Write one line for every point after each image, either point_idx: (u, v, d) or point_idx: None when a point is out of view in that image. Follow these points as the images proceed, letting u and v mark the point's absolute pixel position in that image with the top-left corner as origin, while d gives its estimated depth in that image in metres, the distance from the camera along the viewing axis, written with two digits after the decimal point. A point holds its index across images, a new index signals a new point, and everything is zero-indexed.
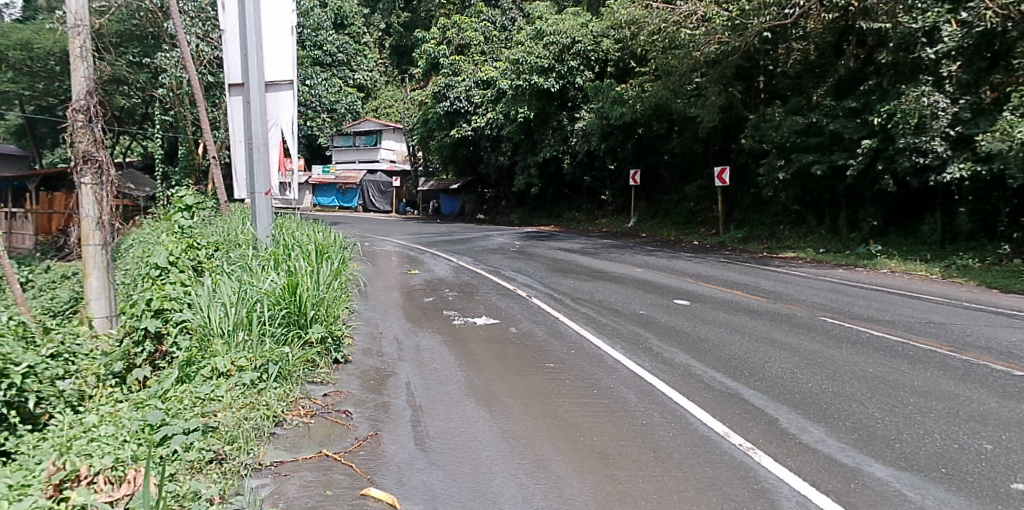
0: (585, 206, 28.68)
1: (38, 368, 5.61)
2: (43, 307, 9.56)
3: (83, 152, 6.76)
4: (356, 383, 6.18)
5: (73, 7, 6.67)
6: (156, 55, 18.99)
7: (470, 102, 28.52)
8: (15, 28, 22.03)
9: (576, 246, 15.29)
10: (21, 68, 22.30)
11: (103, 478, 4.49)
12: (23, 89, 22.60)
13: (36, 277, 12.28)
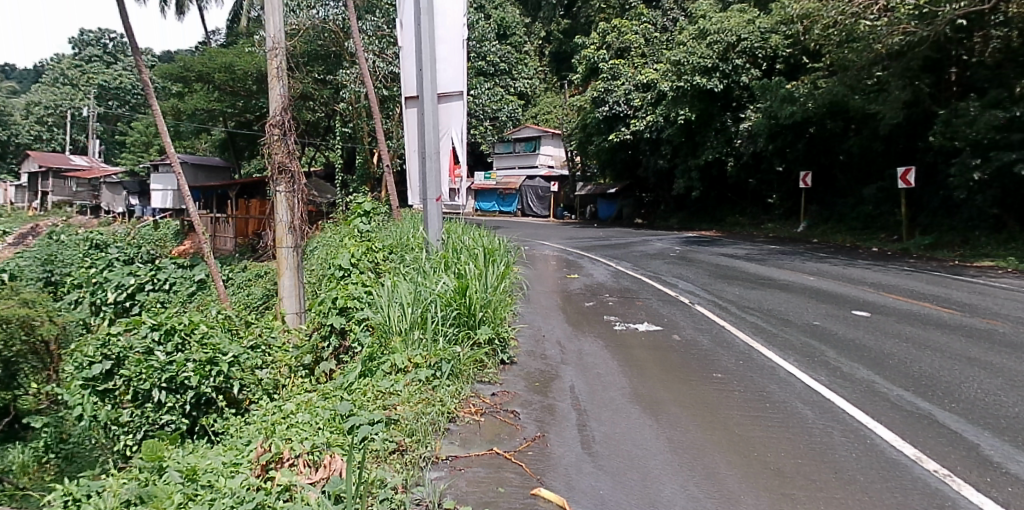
0: (749, 210, 27.48)
1: (242, 357, 6.44)
2: (243, 304, 10.65)
3: (279, 163, 7.45)
4: (521, 384, 6.28)
5: (271, 31, 7.37)
6: (339, 72, 20.71)
7: (629, 106, 28.07)
8: (221, 53, 24.39)
9: (741, 252, 14.70)
10: (224, 89, 24.87)
11: (302, 461, 5.05)
12: (227, 107, 25.11)
13: (235, 275, 13.66)
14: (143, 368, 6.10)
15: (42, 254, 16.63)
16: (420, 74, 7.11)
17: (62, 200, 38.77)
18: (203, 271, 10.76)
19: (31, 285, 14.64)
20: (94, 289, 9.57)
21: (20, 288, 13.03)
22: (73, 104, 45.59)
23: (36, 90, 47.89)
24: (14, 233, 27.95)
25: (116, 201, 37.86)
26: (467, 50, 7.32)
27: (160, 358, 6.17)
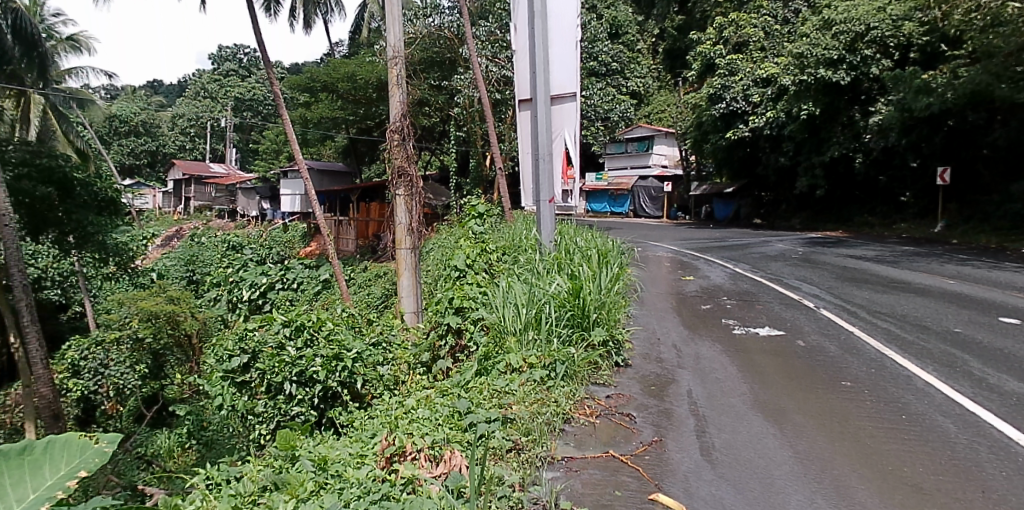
0: (879, 209, 25.73)
1: (365, 354, 6.73)
2: (364, 303, 11.14)
3: (398, 168, 7.74)
4: (637, 387, 6.20)
5: (391, 41, 7.74)
6: (454, 77, 21.21)
7: (747, 101, 26.78)
8: (343, 63, 25.10)
9: (872, 254, 13.79)
10: (347, 98, 25.70)
11: (424, 455, 5.24)
12: (349, 114, 25.95)
13: (357, 276, 14.33)
14: (276, 362, 6.50)
15: (186, 255, 18.25)
16: (533, 77, 7.17)
17: (202, 205, 41.30)
18: (327, 271, 11.34)
19: (177, 284, 16.10)
20: (231, 287, 10.35)
21: (170, 287, 14.17)
22: (211, 115, 48.20)
23: (183, 104, 51.03)
24: (160, 235, 30.46)
25: (249, 206, 37.79)
26: (581, 50, 7.26)
27: (291, 352, 6.57)
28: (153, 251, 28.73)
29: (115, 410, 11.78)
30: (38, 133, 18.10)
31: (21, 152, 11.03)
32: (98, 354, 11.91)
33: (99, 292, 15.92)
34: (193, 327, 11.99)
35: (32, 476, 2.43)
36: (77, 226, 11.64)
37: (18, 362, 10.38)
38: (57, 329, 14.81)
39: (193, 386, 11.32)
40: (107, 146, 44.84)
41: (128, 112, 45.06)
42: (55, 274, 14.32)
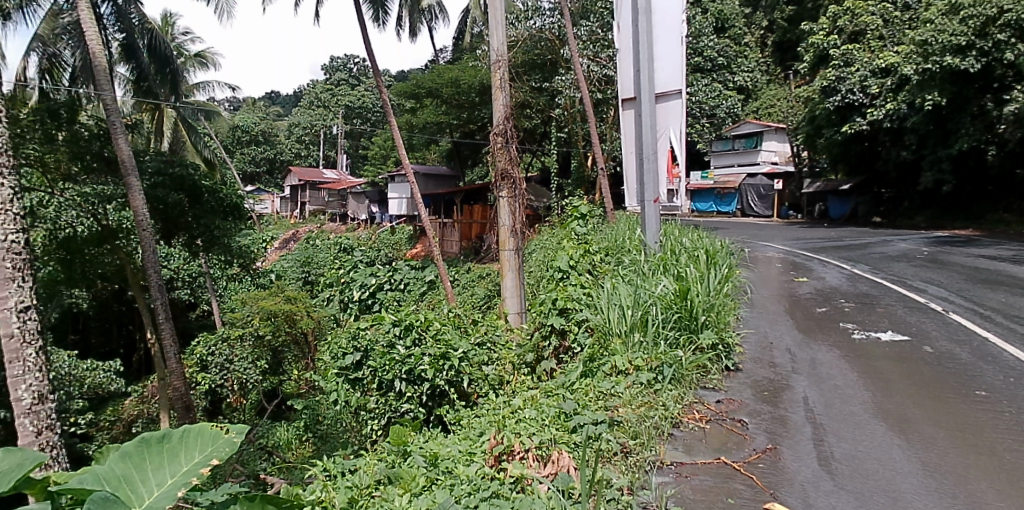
0: (1017, 206, 23.71)
1: (470, 353, 6.86)
2: (469, 303, 11.31)
3: (501, 171, 7.82)
4: (749, 392, 5.97)
5: (495, 44, 7.87)
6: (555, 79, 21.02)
7: (866, 93, 24.82)
8: (447, 69, 25.29)
9: (1012, 254, 12.62)
10: (452, 102, 25.29)
11: (532, 455, 5.30)
12: (453, 118, 25.72)
13: (462, 277, 14.62)
14: (388, 360, 6.75)
15: (301, 257, 19.20)
16: (637, 75, 7.09)
17: (316, 210, 42.64)
18: (431, 272, 11.73)
19: (293, 284, 17.15)
20: (343, 288, 10.91)
21: (287, 288, 14.88)
22: (326, 122, 48.28)
23: (298, 113, 51.95)
24: (279, 239, 31.97)
25: (360, 209, 38.17)
26: (685, 46, 7.14)
27: (401, 351, 6.81)
28: (272, 252, 30.47)
29: (239, 403, 12.85)
30: (172, 145, 19.29)
31: (156, 162, 11.46)
32: (223, 350, 12.71)
33: (225, 292, 16.91)
34: (307, 325, 13.05)
35: (172, 461, 3.14)
36: (204, 230, 12.18)
37: (155, 356, 11.26)
38: (188, 326, 15.89)
39: (309, 381, 12.19)
40: (231, 154, 47.67)
41: (249, 121, 47.41)
42: (186, 275, 15.37)
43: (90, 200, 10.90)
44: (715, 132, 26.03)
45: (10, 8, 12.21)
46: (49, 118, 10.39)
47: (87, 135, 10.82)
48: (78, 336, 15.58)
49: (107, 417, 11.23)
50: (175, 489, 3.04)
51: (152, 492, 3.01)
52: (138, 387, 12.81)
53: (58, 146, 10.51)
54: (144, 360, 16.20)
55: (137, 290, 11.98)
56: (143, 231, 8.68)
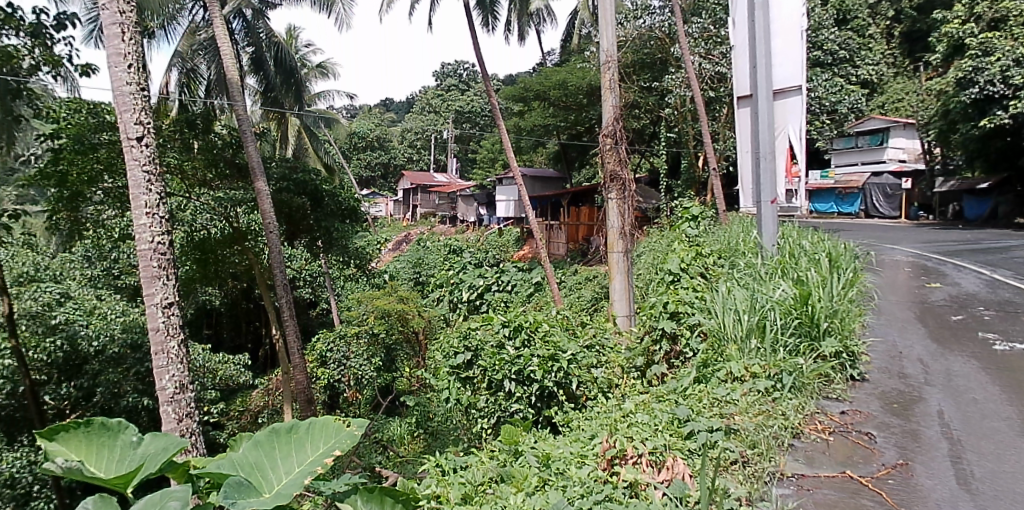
0: None
1: (579, 356, 6.87)
2: (576, 305, 11.34)
3: (611, 172, 7.78)
4: (877, 404, 5.63)
5: (604, 45, 7.88)
6: (664, 78, 20.18)
7: (1007, 84, 21.64)
8: (554, 71, 23.42)
9: None
10: (558, 104, 23.41)
11: (646, 460, 5.25)
12: (560, 121, 23.62)
13: (568, 279, 14.75)
14: (497, 360, 6.86)
15: (413, 258, 19.91)
16: (753, 73, 7.03)
17: (427, 213, 41.39)
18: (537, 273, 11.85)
19: (406, 284, 17.77)
20: (452, 290, 11.31)
21: (400, 288, 15.36)
22: (437, 127, 47.77)
23: (410, 118, 51.65)
24: (392, 241, 32.68)
25: (469, 212, 37.45)
26: (806, 41, 6.98)
27: (510, 351, 6.91)
28: (385, 254, 31.43)
29: (355, 397, 13.14)
30: (295, 152, 20.04)
31: (282, 168, 11.68)
32: (341, 346, 13.18)
33: (343, 291, 17.63)
34: (418, 324, 13.28)
35: (296, 449, 4.77)
36: (324, 233, 12.25)
37: (279, 351, 11.87)
38: (309, 323, 16.71)
39: (419, 378, 12.48)
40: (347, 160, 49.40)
41: (366, 128, 47.64)
42: (306, 275, 16.20)
43: (222, 204, 11.19)
44: (836, 129, 24.45)
45: (155, 27, 13.11)
46: (188, 128, 10.69)
47: (220, 143, 11.13)
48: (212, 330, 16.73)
49: (236, 407, 12.03)
50: (298, 469, 4.66)
51: (282, 469, 4.66)
52: (264, 379, 13.56)
53: (194, 154, 10.87)
54: (269, 355, 17.24)
55: (263, 289, 12.24)
56: (271, 233, 9.21)
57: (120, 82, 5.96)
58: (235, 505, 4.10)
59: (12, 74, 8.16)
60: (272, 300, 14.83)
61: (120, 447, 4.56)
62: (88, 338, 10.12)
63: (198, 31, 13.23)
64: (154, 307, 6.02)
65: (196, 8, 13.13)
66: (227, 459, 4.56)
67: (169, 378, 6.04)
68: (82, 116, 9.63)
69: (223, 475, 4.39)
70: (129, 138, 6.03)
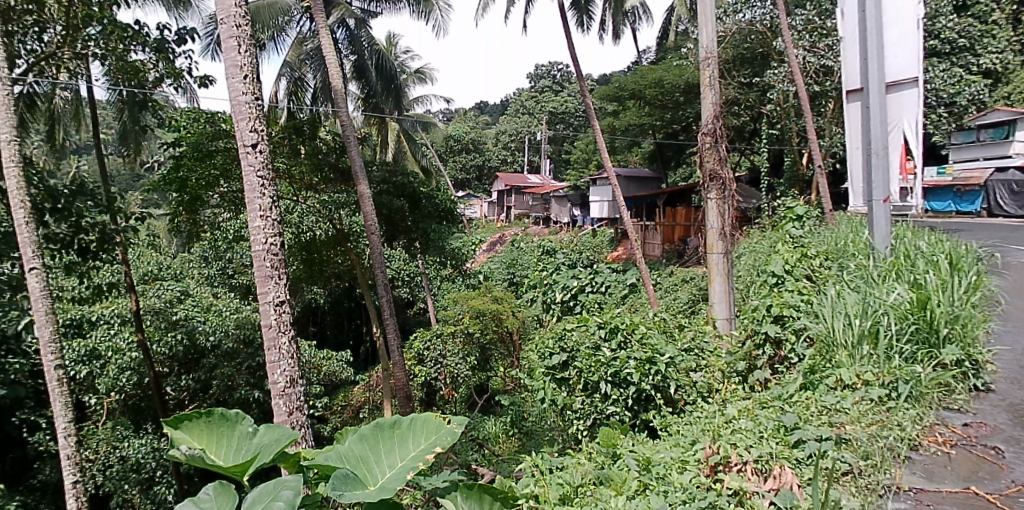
0: None
1: (677, 359, 6.82)
2: (672, 307, 11.30)
3: (712, 173, 7.77)
4: (1005, 416, 5.26)
5: (705, 44, 7.97)
6: (765, 73, 19.09)
7: None
8: (650, 69, 21.31)
9: None
10: (653, 103, 21.24)
11: (751, 467, 5.12)
12: (655, 121, 21.54)
13: (664, 280, 14.58)
14: (593, 362, 6.86)
15: (508, 259, 20.31)
16: (863, 66, 6.87)
17: (521, 214, 38.94)
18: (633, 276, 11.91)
19: (500, 284, 18.05)
20: (546, 289, 11.24)
21: (494, 288, 15.59)
22: (531, 129, 46.06)
23: (505, 121, 50.47)
24: (486, 242, 32.71)
25: (563, 213, 34.57)
26: (922, 30, 6.81)
27: (606, 353, 6.87)
28: (481, 255, 31.51)
29: (451, 395, 13.15)
30: (394, 156, 20.48)
31: (382, 171, 11.96)
32: (438, 345, 13.26)
33: (441, 290, 17.97)
34: (513, 324, 13.82)
35: (399, 447, 4.89)
36: (421, 233, 12.40)
37: (380, 348, 12.20)
38: (407, 321, 17.20)
39: (514, 379, 13.01)
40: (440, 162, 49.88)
41: (461, 130, 45.85)
42: (405, 275, 16.87)
43: (329, 207, 11.69)
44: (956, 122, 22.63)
45: (265, 39, 13.77)
46: (295, 134, 11.11)
47: (324, 148, 11.56)
48: (317, 327, 17.55)
49: (339, 402, 12.49)
50: (400, 464, 4.78)
51: (386, 464, 4.79)
52: (365, 375, 13.97)
53: (301, 159, 11.35)
54: (369, 352, 17.77)
55: (365, 288, 12.61)
56: (373, 234, 9.51)
57: (237, 92, 6.33)
58: (343, 496, 4.27)
59: (139, 87, 8.78)
60: (372, 299, 15.29)
61: (237, 437, 4.82)
62: (205, 333, 10.81)
63: (305, 41, 13.83)
64: (267, 306, 6.35)
65: (303, 19, 13.81)
66: (334, 451, 4.72)
67: (281, 373, 6.32)
68: (201, 125, 10.01)
69: (330, 467, 4.56)
70: (244, 145, 6.36)
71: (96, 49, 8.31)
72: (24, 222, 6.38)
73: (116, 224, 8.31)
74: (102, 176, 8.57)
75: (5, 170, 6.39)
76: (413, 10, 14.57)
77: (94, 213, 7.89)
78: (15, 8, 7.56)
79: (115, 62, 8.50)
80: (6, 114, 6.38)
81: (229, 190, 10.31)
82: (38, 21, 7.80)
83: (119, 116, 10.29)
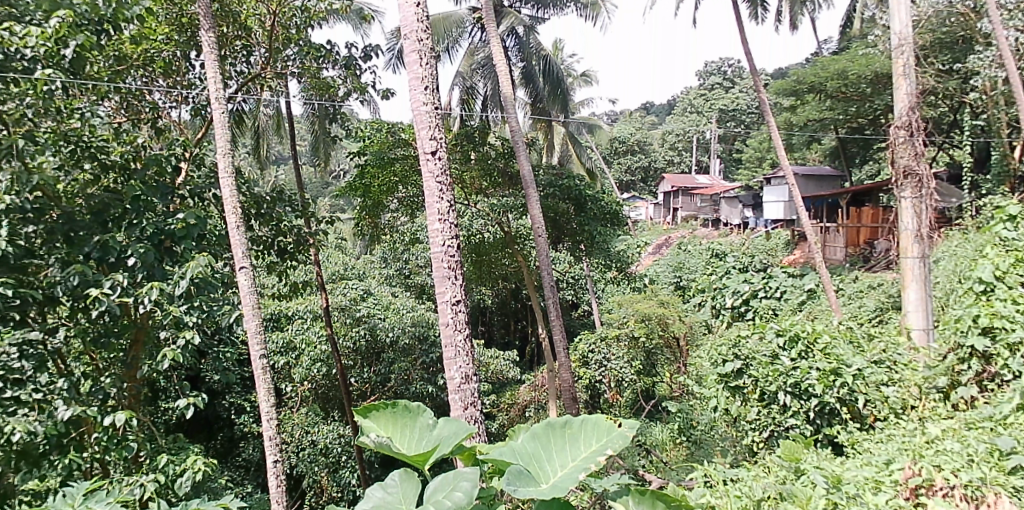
0: None
1: (866, 371, 6.53)
2: (859, 315, 11.04)
3: (906, 170, 8.42)
4: None
5: (896, 41, 8.73)
6: (970, 58, 17.16)
7: None
8: (833, 59, 19.42)
9: None
10: (837, 96, 19.44)
11: (960, 493, 4.76)
12: (839, 115, 19.74)
13: (847, 286, 13.68)
14: (771, 370, 6.66)
15: (674, 262, 19.80)
16: None
17: (687, 217, 36.24)
18: (811, 282, 13.49)
19: (666, 288, 17.82)
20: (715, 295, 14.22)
21: (660, 293, 15.37)
22: (698, 128, 43.98)
23: (671, 121, 48.72)
24: (651, 245, 31.83)
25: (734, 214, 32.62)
26: None
27: (786, 362, 6.67)
28: (646, 257, 30.81)
29: (615, 398, 13.28)
30: (560, 159, 20.68)
31: (548, 175, 12.20)
32: (602, 348, 13.17)
33: (606, 293, 17.96)
34: (679, 329, 13.53)
35: (571, 446, 4.88)
36: (587, 237, 12.27)
37: (545, 348, 12.33)
38: (572, 324, 17.38)
39: (682, 386, 13.10)
40: None
41: (624, 132, 44.77)
42: (570, 278, 17.36)
43: (498, 211, 12.09)
44: None
45: (441, 51, 14.54)
46: (466, 141, 11.58)
47: (493, 154, 11.84)
48: (485, 327, 18.26)
49: (505, 401, 12.91)
50: (573, 464, 4.77)
51: (559, 462, 4.80)
52: (530, 375, 14.25)
53: (472, 164, 11.80)
54: (535, 352, 18.15)
55: (532, 291, 12.83)
56: (539, 236, 9.69)
57: (418, 102, 6.69)
58: (517, 492, 4.38)
59: (329, 100, 9.62)
60: (539, 301, 15.60)
61: (419, 428, 5.04)
62: (385, 329, 11.57)
63: (478, 51, 14.40)
64: (445, 304, 6.65)
65: (475, 30, 14.42)
66: (508, 447, 4.80)
67: (457, 369, 6.60)
68: (383, 135, 10.52)
69: (504, 462, 4.65)
70: (425, 152, 6.73)
71: (294, 67, 9.17)
72: (236, 225, 7.11)
73: (310, 228, 9.09)
74: (299, 183, 9.33)
75: (222, 180, 7.17)
76: (580, 14, 14.72)
77: (292, 218, 8.72)
78: (228, 34, 8.54)
79: (310, 81, 9.41)
80: (223, 130, 7.13)
81: (406, 195, 10.97)
82: (246, 45, 8.78)
83: (313, 127, 11.23)
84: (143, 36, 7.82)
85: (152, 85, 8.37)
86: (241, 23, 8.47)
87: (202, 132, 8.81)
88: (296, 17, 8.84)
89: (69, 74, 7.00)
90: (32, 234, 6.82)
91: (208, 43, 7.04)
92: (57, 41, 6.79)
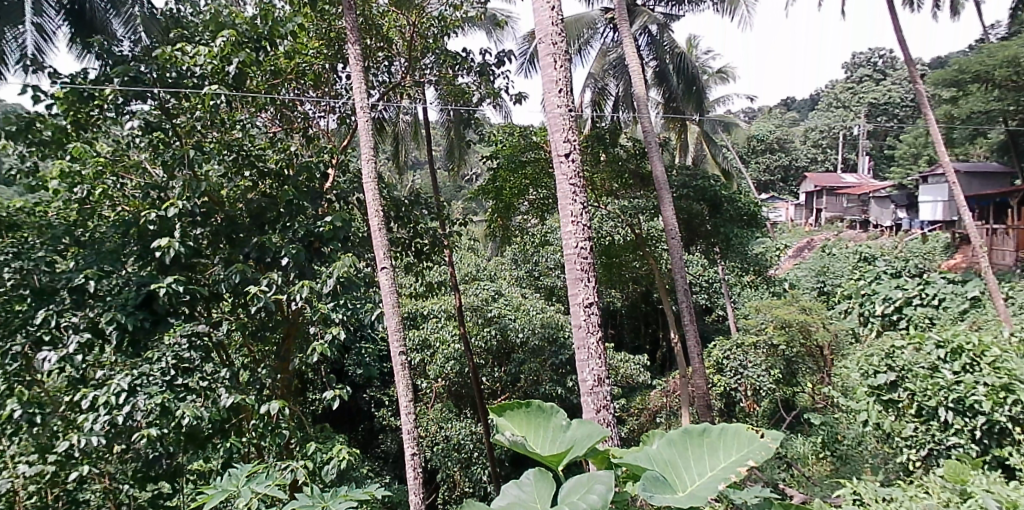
0: None
1: None
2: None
3: None
4: None
5: None
6: None
7: None
8: (1001, 45, 17.71)
9: None
10: (1006, 84, 17.80)
11: None
12: (1010, 107, 17.92)
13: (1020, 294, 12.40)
14: (930, 384, 6.51)
15: (817, 266, 18.77)
16: None
17: (833, 217, 34.11)
18: (976, 289, 12.46)
19: (809, 294, 16.96)
20: (863, 301, 13.38)
21: (802, 299, 14.62)
22: (845, 123, 41.34)
23: (816, 117, 46.09)
24: (793, 247, 30.26)
25: (884, 215, 30.27)
26: None
27: (947, 376, 6.48)
28: (785, 259, 29.45)
29: (751, 408, 12.84)
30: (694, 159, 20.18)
31: (682, 175, 11.91)
32: (738, 354, 12.90)
33: (744, 297, 17.31)
34: (822, 337, 12.76)
35: (711, 455, 4.71)
36: (722, 239, 11.85)
37: (677, 354, 12.01)
38: (706, 329, 16.92)
39: (826, 397, 12.29)
40: None
41: (763, 129, 42.86)
42: (704, 281, 16.87)
43: (627, 213, 11.92)
44: None
45: (573, 53, 14.60)
46: (597, 142, 11.55)
47: (624, 155, 11.75)
48: (616, 330, 18.20)
49: (636, 405, 12.76)
50: (712, 473, 4.60)
51: (696, 471, 4.65)
52: (662, 380, 14.00)
53: (602, 165, 11.73)
54: (667, 357, 17.86)
55: (664, 294, 12.53)
56: (673, 237, 9.49)
57: (554, 106, 6.74)
58: (653, 498, 4.25)
59: (465, 106, 9.92)
60: (672, 304, 15.31)
61: (553, 429, 5.05)
62: (515, 329, 11.79)
63: (610, 51, 14.28)
64: (578, 306, 6.66)
65: (607, 30, 14.32)
66: (642, 452, 4.77)
67: (590, 371, 6.58)
68: (516, 138, 10.77)
69: (639, 468, 4.58)
70: (559, 154, 6.78)
71: (431, 76, 9.61)
72: (378, 227, 7.41)
73: (446, 230, 9.42)
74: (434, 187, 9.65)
75: (366, 184, 7.54)
76: (717, 8, 14.27)
77: (428, 220, 9.09)
78: (371, 46, 8.98)
79: (446, 87, 9.79)
80: (366, 137, 7.51)
81: (537, 197, 11.15)
82: (387, 55, 9.19)
83: (450, 133, 11.57)
84: (296, 50, 8.15)
85: (304, 96, 8.99)
86: (383, 34, 8.88)
87: (348, 139, 9.33)
88: (434, 26, 9.18)
89: (232, 89, 7.68)
90: (200, 236, 7.46)
91: (354, 55, 7.42)
92: (223, 60, 7.45)
